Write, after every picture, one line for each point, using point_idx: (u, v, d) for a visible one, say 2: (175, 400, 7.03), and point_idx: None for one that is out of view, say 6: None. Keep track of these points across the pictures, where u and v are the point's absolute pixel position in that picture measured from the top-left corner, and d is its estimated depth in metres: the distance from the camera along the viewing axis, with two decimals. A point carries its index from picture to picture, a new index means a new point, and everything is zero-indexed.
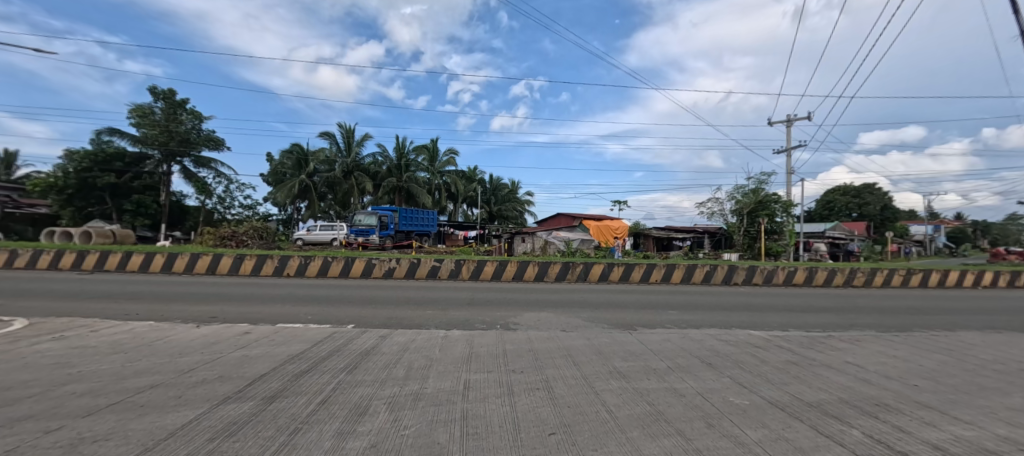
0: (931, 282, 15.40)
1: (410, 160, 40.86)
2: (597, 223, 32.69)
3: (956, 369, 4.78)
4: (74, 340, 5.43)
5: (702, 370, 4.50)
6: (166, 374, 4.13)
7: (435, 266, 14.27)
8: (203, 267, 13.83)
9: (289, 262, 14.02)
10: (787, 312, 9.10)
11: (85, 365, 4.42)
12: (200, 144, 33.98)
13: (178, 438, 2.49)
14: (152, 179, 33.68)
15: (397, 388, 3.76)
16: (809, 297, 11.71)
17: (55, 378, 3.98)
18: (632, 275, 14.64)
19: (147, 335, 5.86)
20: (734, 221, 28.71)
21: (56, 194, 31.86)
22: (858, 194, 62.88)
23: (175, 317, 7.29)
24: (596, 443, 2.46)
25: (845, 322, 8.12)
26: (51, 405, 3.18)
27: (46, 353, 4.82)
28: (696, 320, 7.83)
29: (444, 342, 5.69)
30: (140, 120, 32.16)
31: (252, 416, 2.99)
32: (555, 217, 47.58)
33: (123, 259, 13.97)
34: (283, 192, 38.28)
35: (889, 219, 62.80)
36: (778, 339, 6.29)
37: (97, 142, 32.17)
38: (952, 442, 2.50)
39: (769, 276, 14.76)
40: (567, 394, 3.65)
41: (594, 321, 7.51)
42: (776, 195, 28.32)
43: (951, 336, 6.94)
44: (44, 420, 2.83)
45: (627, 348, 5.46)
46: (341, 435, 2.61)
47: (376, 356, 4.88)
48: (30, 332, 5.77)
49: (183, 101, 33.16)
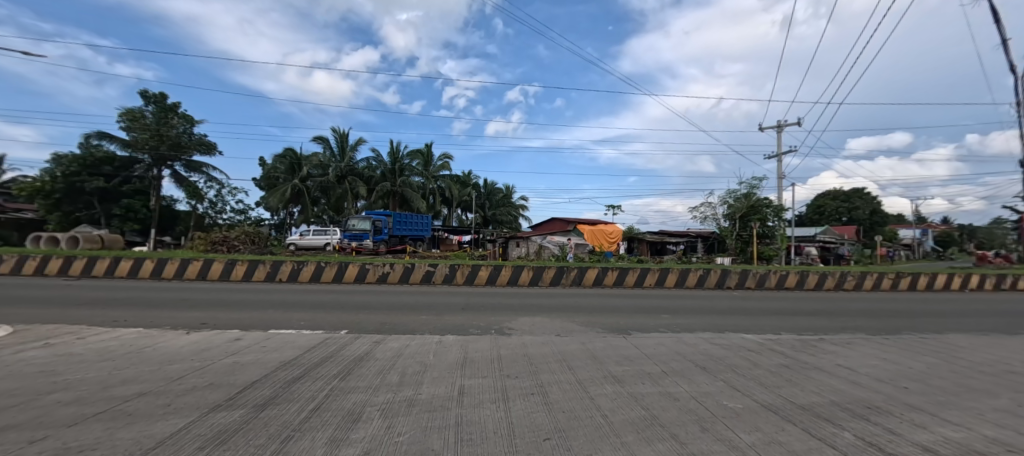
0: (920, 285, 15.66)
1: (404, 164, 40.73)
2: (592, 227, 32.86)
3: (944, 371, 4.88)
4: (60, 348, 5.32)
5: (695, 374, 4.52)
6: (155, 382, 4.05)
7: (429, 271, 14.22)
8: (193, 273, 13.65)
9: (282, 267, 13.86)
10: (780, 316, 9.19)
11: (71, 373, 4.34)
12: (191, 148, 33.56)
13: (168, 447, 2.46)
14: (142, 183, 33.20)
15: (392, 394, 3.75)
16: (800, 300, 11.85)
17: (41, 386, 3.89)
18: (627, 279, 14.67)
19: (139, 341, 5.78)
20: (727, 225, 29.13)
21: (43, 198, 31.37)
22: (848, 199, 64.10)
23: (163, 323, 7.17)
24: (590, 448, 2.48)
25: (836, 325, 8.24)
26: (36, 414, 3.13)
27: (31, 361, 4.72)
28: (689, 324, 7.82)
29: (439, 347, 5.68)
30: (130, 124, 31.60)
31: (243, 423, 2.96)
32: (551, 220, 47.75)
33: (111, 264, 13.67)
34: (275, 197, 38.06)
35: (879, 223, 63.82)
36: (771, 342, 6.35)
37: (86, 145, 31.75)
38: (941, 443, 2.55)
39: (762, 280, 14.89)
40: (562, 399, 3.65)
41: (589, 326, 7.51)
42: (767, 200, 28.65)
43: (939, 338, 7.08)
44: (27, 430, 2.77)
45: (622, 352, 5.48)
46: (334, 442, 2.58)
47: (370, 362, 4.85)
48: (14, 340, 5.65)
49: (174, 105, 32.69)
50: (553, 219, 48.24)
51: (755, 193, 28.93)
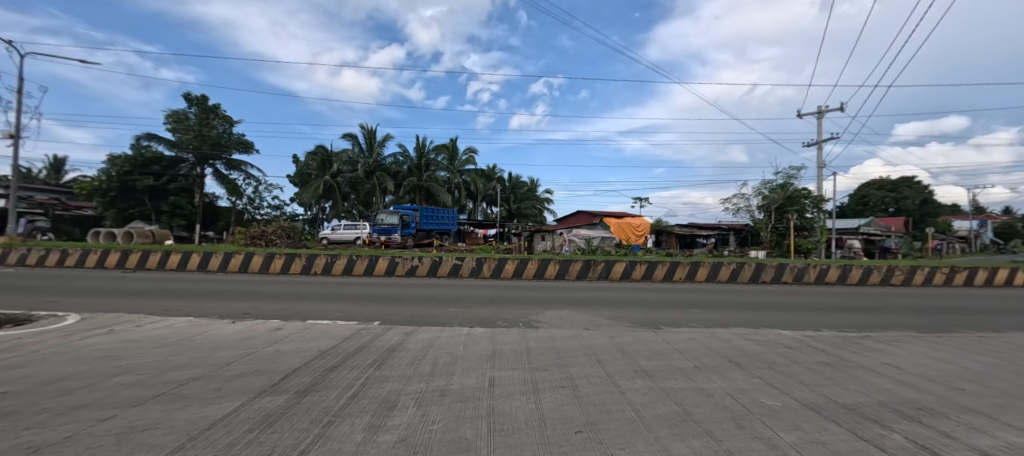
0: (978, 281, 14.49)
1: (430, 160, 41.33)
2: (618, 220, 32.39)
3: (1005, 372, 4.52)
4: (121, 335, 5.77)
5: (730, 370, 4.39)
6: (206, 368, 4.33)
7: (456, 264, 14.48)
8: (236, 266, 14.43)
9: (316, 261, 14.43)
10: (820, 311, 8.76)
11: (131, 358, 4.70)
12: (231, 147, 35.38)
13: (220, 428, 2.65)
14: (187, 181, 35.24)
15: (424, 384, 3.84)
16: (843, 295, 11.26)
17: (105, 370, 4.25)
18: (656, 273, 14.38)
19: (187, 330, 6.18)
20: (761, 217, 27.84)
21: (100, 196, 33.73)
22: (895, 188, 59.79)
23: (210, 313, 7.63)
24: (622, 442, 2.46)
25: (883, 322, 7.77)
26: (103, 395, 3.42)
27: (98, 346, 5.16)
28: (722, 319, 7.59)
29: (468, 339, 5.76)
30: (175, 125, 33.68)
31: (288, 408, 3.13)
32: (575, 214, 47.30)
33: (163, 258, 14.67)
34: (308, 192, 39.19)
35: (930, 214, 59.34)
36: (811, 339, 6.07)
37: (137, 146, 33.84)
38: (1002, 449, 2.38)
39: (800, 275, 14.27)
40: (592, 392, 3.66)
41: (616, 320, 7.41)
42: (806, 190, 27.21)
43: (1001, 337, 6.56)
44: (97, 409, 3.04)
45: (652, 347, 5.37)
46: (372, 428, 2.69)
47: (402, 353, 4.99)
48: (83, 327, 6.18)
49: (215, 106, 34.48)
50: (578, 212, 47.97)
51: (792, 184, 27.54)
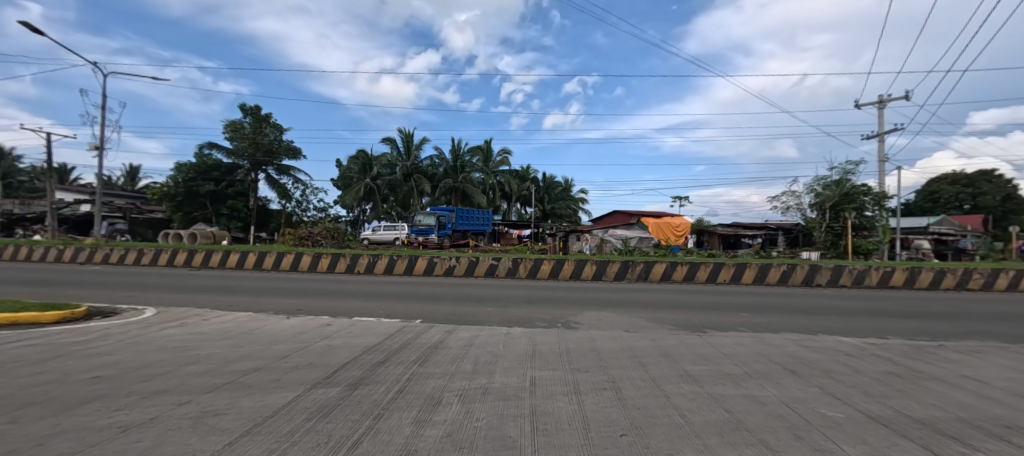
0: None
1: (464, 161, 42.01)
2: (656, 220, 31.46)
3: None
4: (191, 327, 6.33)
5: (784, 378, 4.16)
6: (266, 359, 4.65)
7: (493, 264, 14.66)
8: (287, 264, 15.37)
9: (359, 261, 15.10)
10: (885, 317, 8.08)
11: (202, 348, 5.13)
12: (281, 153, 37.75)
13: (280, 416, 2.84)
14: (243, 186, 38.02)
15: (467, 381, 3.91)
16: (912, 300, 10.33)
17: (181, 358, 4.68)
18: (698, 274, 13.85)
19: (248, 324, 6.66)
20: (814, 216, 26.02)
21: (169, 201, 36.94)
22: (971, 183, 54.05)
23: (267, 308, 8.19)
24: (670, 447, 2.41)
25: (962, 330, 7.03)
26: (179, 382, 3.76)
27: (173, 337, 5.69)
28: (774, 324, 7.19)
29: (507, 338, 5.81)
30: (232, 134, 36.36)
31: (340, 400, 3.31)
32: (611, 214, 46.34)
33: (224, 257, 15.88)
34: (351, 195, 41.04)
35: (1015, 212, 53.06)
36: (875, 347, 5.62)
37: (199, 155, 36.79)
38: None
39: (860, 277, 13.22)
40: (636, 395, 3.58)
41: (658, 322, 7.22)
42: (865, 186, 25.17)
43: None
44: (175, 395, 3.34)
45: (697, 351, 5.19)
46: (419, 423, 2.79)
47: (444, 350, 5.11)
48: (160, 320, 6.83)
49: (267, 115, 36.85)
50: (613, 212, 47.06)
51: (849, 180, 25.54)
